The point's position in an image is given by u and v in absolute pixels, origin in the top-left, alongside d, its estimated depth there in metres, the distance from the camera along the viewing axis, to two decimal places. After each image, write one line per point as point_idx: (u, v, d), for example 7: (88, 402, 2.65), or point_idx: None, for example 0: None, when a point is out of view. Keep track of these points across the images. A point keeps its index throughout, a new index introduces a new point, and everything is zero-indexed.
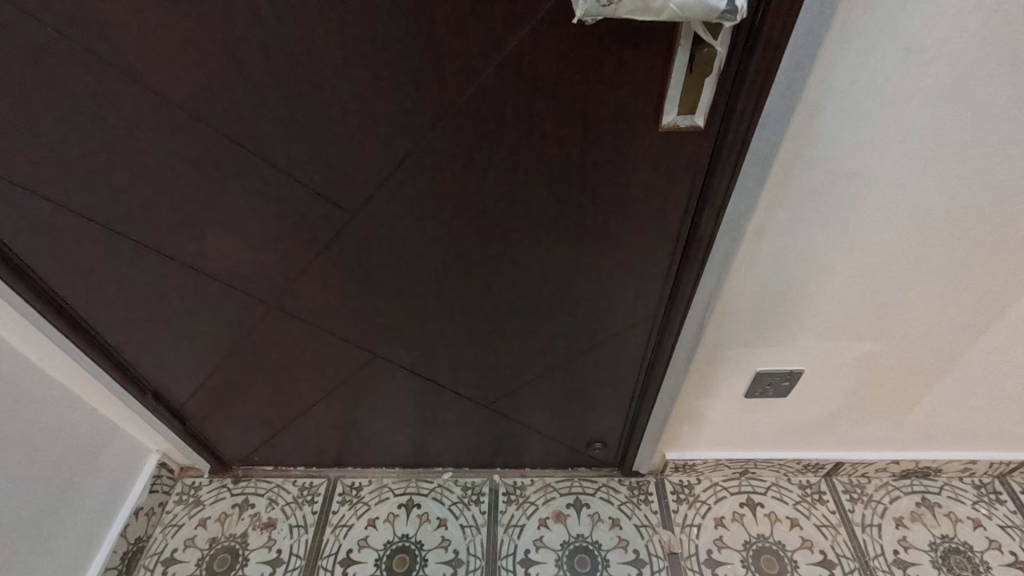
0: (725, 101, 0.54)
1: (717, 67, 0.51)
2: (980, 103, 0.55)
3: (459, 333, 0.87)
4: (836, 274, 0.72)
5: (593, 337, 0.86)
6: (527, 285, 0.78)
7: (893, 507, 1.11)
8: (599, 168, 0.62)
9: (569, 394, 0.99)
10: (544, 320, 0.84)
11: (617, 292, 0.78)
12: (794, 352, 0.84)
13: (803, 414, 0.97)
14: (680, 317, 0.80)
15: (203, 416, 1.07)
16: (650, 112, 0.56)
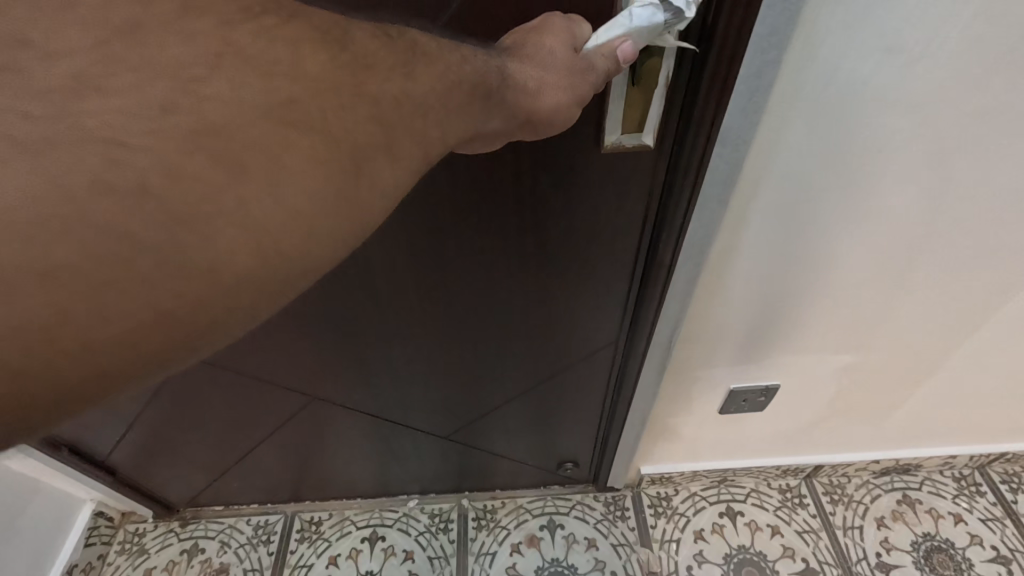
0: (679, 117, 0.46)
1: (666, 80, 0.43)
2: (971, 106, 0.47)
3: (405, 367, 0.78)
4: (811, 289, 0.66)
5: (552, 364, 0.79)
6: (471, 317, 0.69)
7: (874, 507, 1.08)
8: (538, 196, 0.53)
9: (533, 419, 0.92)
10: (497, 350, 0.76)
11: (573, 319, 0.71)
12: (768, 368, 0.78)
13: (781, 425, 0.92)
14: (643, 342, 0.72)
15: (134, 464, 0.97)
16: (590, 131, 0.47)
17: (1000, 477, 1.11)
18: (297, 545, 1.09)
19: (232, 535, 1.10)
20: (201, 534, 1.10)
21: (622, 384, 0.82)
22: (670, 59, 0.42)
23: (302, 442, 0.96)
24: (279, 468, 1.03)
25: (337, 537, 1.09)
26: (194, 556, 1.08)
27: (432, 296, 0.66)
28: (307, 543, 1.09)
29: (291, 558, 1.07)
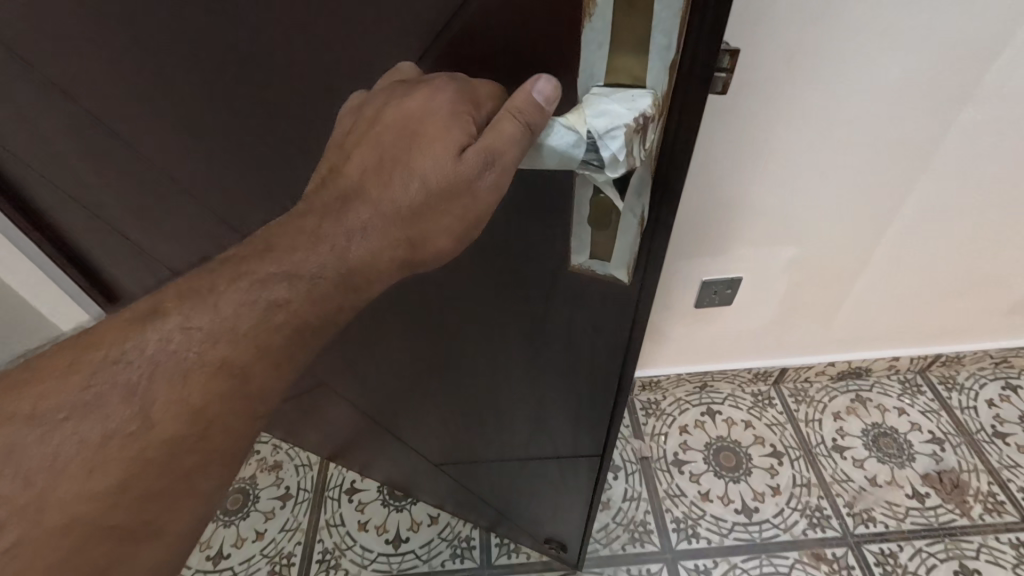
0: (642, 252, 0.51)
1: (638, 223, 0.48)
2: (848, 20, 0.67)
3: (404, 397, 0.80)
4: (757, 182, 0.84)
5: (536, 428, 0.81)
6: (476, 365, 0.71)
7: (832, 405, 1.27)
8: (532, 274, 0.57)
9: (521, 478, 0.92)
10: (488, 403, 0.78)
11: (558, 389, 0.73)
12: (729, 261, 0.97)
13: (747, 321, 1.11)
14: None
15: None
16: (561, 245, 0.53)
17: (938, 378, 1.30)
18: None
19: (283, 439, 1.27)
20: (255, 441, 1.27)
21: (605, 465, 0.82)
22: (629, 201, 0.46)
23: (332, 447, 0.99)
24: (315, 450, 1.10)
25: None
26: (251, 455, 1.24)
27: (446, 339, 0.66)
28: None
29: None
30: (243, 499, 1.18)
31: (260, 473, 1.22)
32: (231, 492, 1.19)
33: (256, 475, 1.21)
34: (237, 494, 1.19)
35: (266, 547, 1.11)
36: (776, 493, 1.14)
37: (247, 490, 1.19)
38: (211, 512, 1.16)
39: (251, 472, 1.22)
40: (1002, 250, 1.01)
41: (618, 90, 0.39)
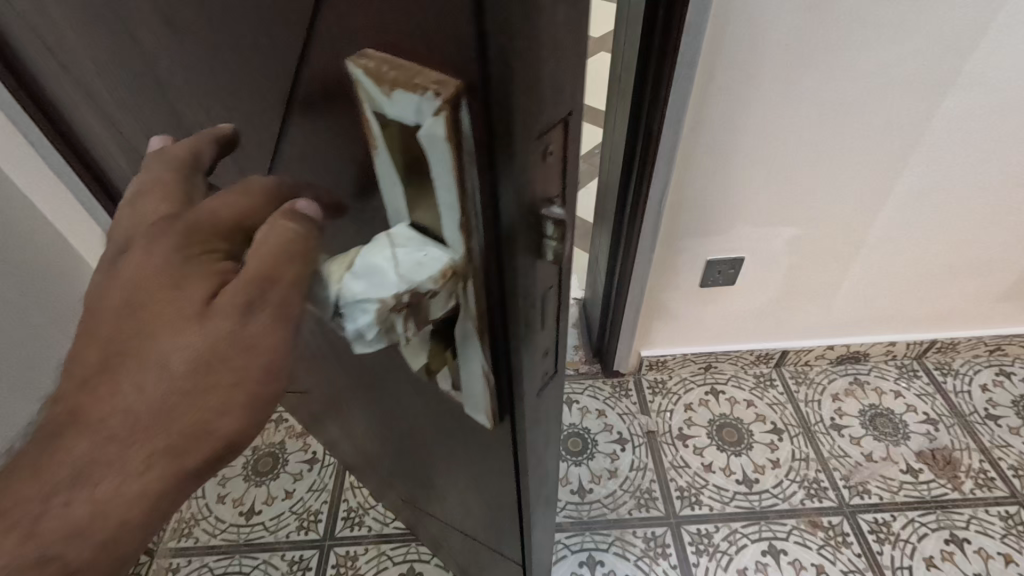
0: (501, 411, 0.40)
1: (481, 382, 0.37)
2: (833, 12, 0.75)
3: (354, 430, 0.76)
4: (756, 163, 0.92)
5: (463, 514, 0.72)
6: (399, 427, 0.62)
7: (831, 387, 1.33)
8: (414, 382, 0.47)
9: (462, 544, 0.84)
10: (417, 471, 0.71)
11: (470, 494, 0.63)
12: (732, 241, 1.05)
13: (749, 301, 1.18)
14: (637, 230, 1.00)
15: None
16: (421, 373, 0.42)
17: (934, 364, 1.36)
18: None
19: None
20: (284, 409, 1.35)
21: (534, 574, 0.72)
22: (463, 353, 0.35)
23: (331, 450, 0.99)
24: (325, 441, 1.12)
25: None
26: (281, 423, 1.32)
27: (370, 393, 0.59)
28: None
29: None
30: (274, 462, 1.25)
31: (288, 439, 1.29)
32: (263, 456, 1.27)
33: (285, 441, 1.29)
34: (267, 457, 1.26)
35: (294, 505, 1.19)
36: (776, 466, 1.20)
37: (277, 454, 1.27)
38: (243, 473, 1.24)
39: (281, 438, 1.29)
40: (991, 236, 1.08)
41: (424, 228, 0.29)
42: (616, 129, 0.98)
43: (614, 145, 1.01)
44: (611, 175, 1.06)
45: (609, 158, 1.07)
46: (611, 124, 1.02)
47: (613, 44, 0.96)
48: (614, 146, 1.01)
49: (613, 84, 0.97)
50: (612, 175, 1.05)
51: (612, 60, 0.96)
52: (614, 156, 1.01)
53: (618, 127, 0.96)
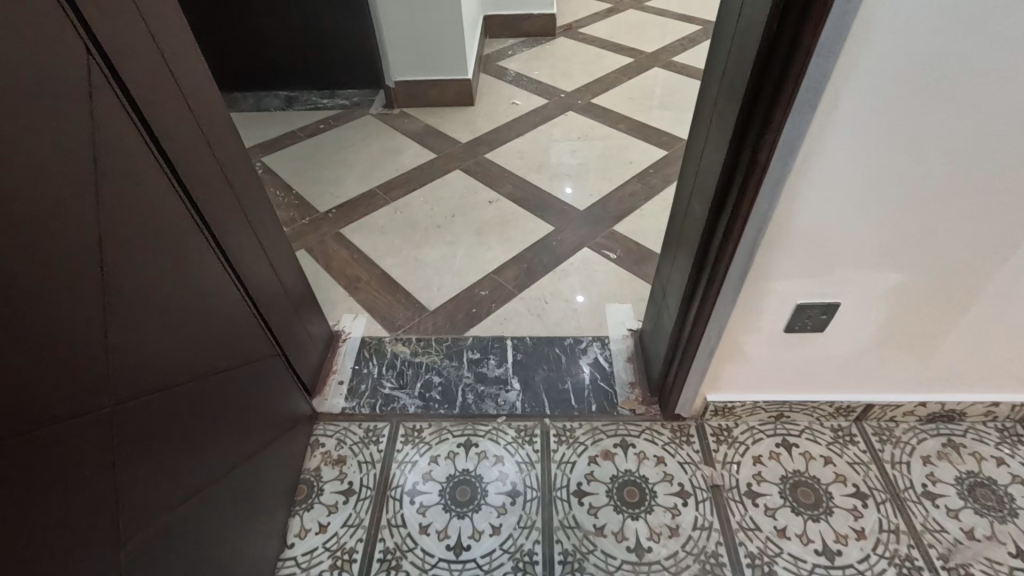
0: None
1: None
2: (997, 31, 0.63)
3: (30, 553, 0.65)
4: (871, 203, 0.80)
5: None
6: None
7: (920, 447, 1.19)
8: None
9: None
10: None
11: None
12: (832, 284, 0.93)
13: (837, 349, 1.06)
14: (726, 264, 0.90)
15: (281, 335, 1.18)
16: None
17: None
18: (403, 445, 1.26)
19: (347, 435, 1.28)
20: (321, 433, 1.29)
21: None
22: None
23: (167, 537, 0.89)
24: (295, 453, 1.19)
25: (436, 441, 1.26)
26: (316, 448, 1.26)
27: (74, 458, 0.59)
28: (411, 445, 1.26)
29: (398, 455, 1.24)
30: (308, 491, 1.19)
31: (324, 466, 1.23)
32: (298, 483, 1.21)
33: (320, 468, 1.23)
34: (303, 485, 1.20)
35: (329, 540, 1.11)
36: (860, 536, 1.07)
37: (312, 482, 1.20)
38: None
39: (316, 465, 1.23)
40: None
41: None
42: (707, 153, 0.89)
43: (703, 170, 0.91)
44: (694, 201, 0.97)
45: (693, 183, 0.97)
46: (699, 146, 0.93)
47: (708, 61, 0.87)
48: (702, 170, 0.92)
49: (707, 104, 0.89)
50: (695, 201, 0.96)
51: (708, 78, 0.87)
52: (702, 182, 0.92)
53: (712, 153, 0.86)
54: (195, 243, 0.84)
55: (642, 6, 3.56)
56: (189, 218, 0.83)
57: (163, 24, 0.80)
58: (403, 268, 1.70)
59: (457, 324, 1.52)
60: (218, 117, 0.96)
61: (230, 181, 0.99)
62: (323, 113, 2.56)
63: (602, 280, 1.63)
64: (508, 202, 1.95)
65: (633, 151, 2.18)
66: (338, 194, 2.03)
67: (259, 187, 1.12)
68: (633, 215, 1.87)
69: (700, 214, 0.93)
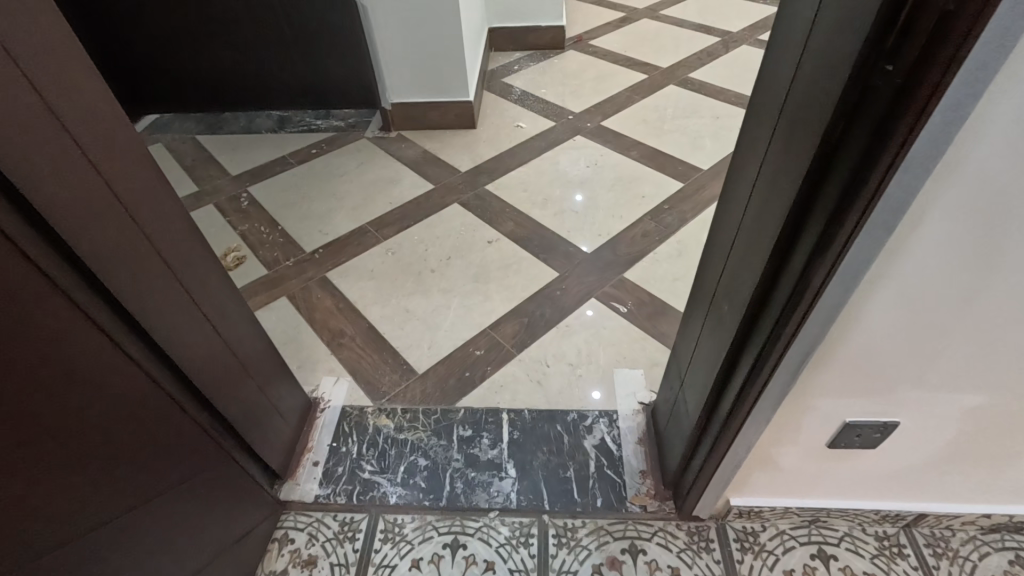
0: None
1: None
2: None
3: None
4: (951, 325, 0.63)
5: None
6: None
7: (982, 566, 1.02)
8: None
9: None
10: None
11: None
12: (890, 404, 0.76)
13: (890, 463, 0.88)
14: (760, 384, 0.73)
15: (241, 426, 1.04)
16: None
17: None
18: (381, 544, 1.11)
19: (319, 529, 1.14)
20: (290, 526, 1.15)
21: None
22: None
23: None
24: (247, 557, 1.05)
25: (419, 540, 1.11)
26: (284, 545, 1.12)
27: None
28: (390, 544, 1.11)
29: (375, 556, 1.09)
30: None
31: (291, 569, 1.09)
32: None
33: (287, 571, 1.09)
34: None
35: None
36: None
37: None
38: None
39: (282, 567, 1.09)
40: None
41: None
42: (740, 247, 0.72)
43: (733, 267, 0.74)
44: (721, 296, 0.80)
45: (719, 272, 0.80)
46: (729, 232, 0.76)
47: (745, 132, 0.70)
48: (732, 263, 0.75)
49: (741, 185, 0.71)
50: (722, 296, 0.79)
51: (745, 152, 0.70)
52: (731, 278, 0.75)
53: (746, 252, 0.70)
54: (87, 355, 0.70)
55: (655, 15, 3.37)
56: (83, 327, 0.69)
57: (74, 99, 0.66)
58: (391, 320, 1.55)
59: (448, 392, 1.36)
60: (160, 195, 0.81)
61: (172, 267, 0.84)
62: (316, 136, 2.41)
63: (611, 339, 1.46)
64: (509, 242, 1.79)
65: (646, 183, 2.00)
66: (326, 231, 1.88)
67: (216, 262, 0.98)
68: (647, 259, 1.70)
69: (728, 316, 0.76)
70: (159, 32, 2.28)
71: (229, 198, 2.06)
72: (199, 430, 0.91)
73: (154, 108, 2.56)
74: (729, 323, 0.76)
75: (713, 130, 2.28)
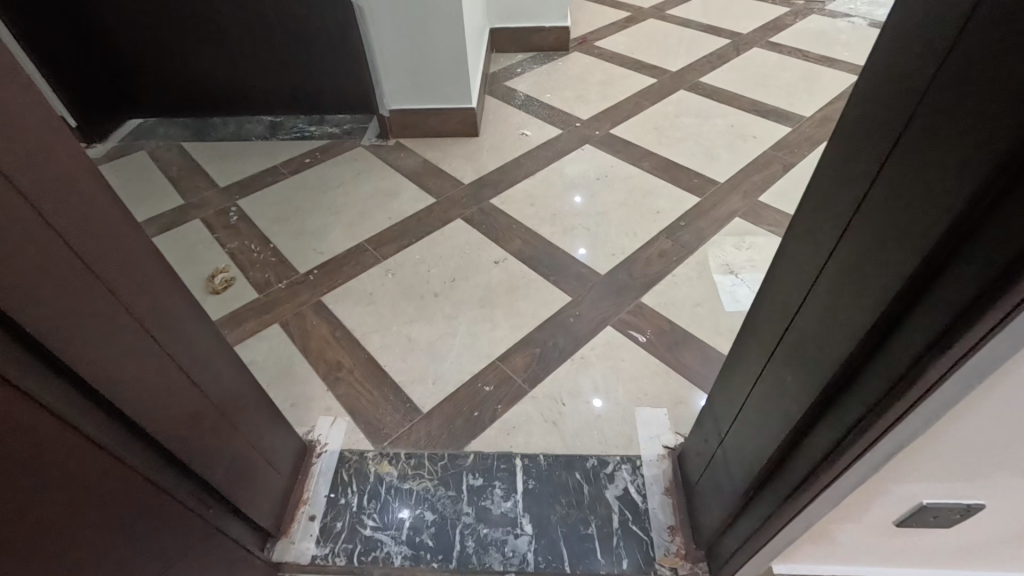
0: None
1: None
2: None
3: None
4: None
5: None
6: None
7: None
8: None
9: None
10: None
11: None
12: (981, 489, 0.66)
13: (964, 539, 0.79)
14: (836, 470, 0.63)
15: (229, 486, 0.93)
16: None
17: None
18: None
19: None
20: None
21: None
22: None
23: None
24: None
25: None
26: None
27: None
28: None
29: None
30: None
31: None
32: None
33: None
34: None
35: None
36: None
37: None
38: None
39: None
40: None
41: None
42: (811, 312, 0.61)
43: (798, 333, 0.64)
44: (780, 359, 0.69)
45: (777, 331, 0.70)
46: (791, 289, 0.65)
47: (808, 176, 0.59)
48: (798, 327, 0.64)
49: (806, 239, 0.60)
50: (782, 360, 0.68)
51: (808, 201, 0.59)
52: (797, 344, 0.65)
53: (818, 321, 0.59)
54: (39, 448, 0.58)
55: (662, 15, 3.26)
56: (37, 420, 0.57)
57: (23, 139, 0.54)
58: (393, 351, 1.44)
59: (457, 434, 1.25)
60: (128, 242, 0.69)
61: (145, 325, 0.73)
62: (310, 143, 2.28)
63: (631, 373, 1.36)
64: (519, 262, 1.68)
65: (660, 197, 1.90)
66: (321, 250, 1.76)
67: (196, 308, 0.86)
68: (666, 282, 1.59)
69: (794, 388, 0.66)
70: (145, 29, 2.17)
71: (217, 212, 1.93)
72: (181, 508, 0.80)
73: (138, 113, 2.43)
74: (795, 395, 0.66)
75: (728, 139, 2.17)
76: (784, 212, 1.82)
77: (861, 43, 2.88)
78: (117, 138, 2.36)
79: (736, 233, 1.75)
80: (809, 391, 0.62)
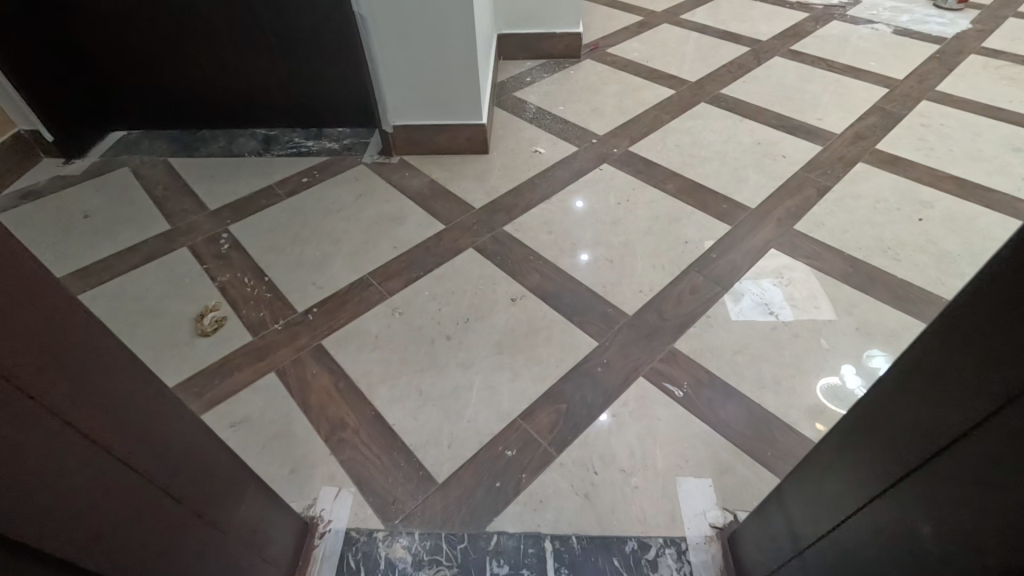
0: None
1: None
2: None
3: None
4: None
5: None
6: None
7: None
8: None
9: None
10: None
11: None
12: None
13: None
14: None
15: None
16: None
17: None
18: None
19: None
20: None
21: None
22: None
23: None
24: None
25: None
26: None
27: None
28: None
29: None
30: None
31: None
32: None
33: None
34: None
35: None
36: None
37: None
38: None
39: None
40: None
41: None
42: (955, 460, 0.49)
43: (947, 479, 0.50)
44: (891, 495, 0.59)
45: (885, 459, 0.59)
46: (918, 422, 0.54)
47: (969, 297, 0.48)
48: (925, 474, 0.53)
49: (950, 376, 0.50)
50: (893, 499, 0.58)
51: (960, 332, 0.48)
52: (922, 492, 0.54)
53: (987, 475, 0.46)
54: None
55: (676, 19, 3.11)
56: None
57: None
58: (403, 407, 1.30)
59: (477, 510, 1.11)
60: (72, 348, 0.54)
61: (111, 446, 0.58)
62: (307, 160, 2.12)
63: (668, 435, 1.22)
64: (538, 301, 1.53)
65: (687, 225, 1.76)
66: (321, 285, 1.61)
67: (177, 402, 0.72)
68: (700, 325, 1.46)
69: (910, 541, 0.55)
70: (129, 32, 2.00)
71: (206, 239, 1.77)
72: None
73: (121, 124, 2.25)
74: (908, 550, 0.55)
75: (756, 158, 2.04)
76: (823, 242, 1.69)
77: (886, 52, 2.75)
78: (98, 152, 2.19)
79: (772, 267, 1.62)
80: (936, 555, 0.51)
